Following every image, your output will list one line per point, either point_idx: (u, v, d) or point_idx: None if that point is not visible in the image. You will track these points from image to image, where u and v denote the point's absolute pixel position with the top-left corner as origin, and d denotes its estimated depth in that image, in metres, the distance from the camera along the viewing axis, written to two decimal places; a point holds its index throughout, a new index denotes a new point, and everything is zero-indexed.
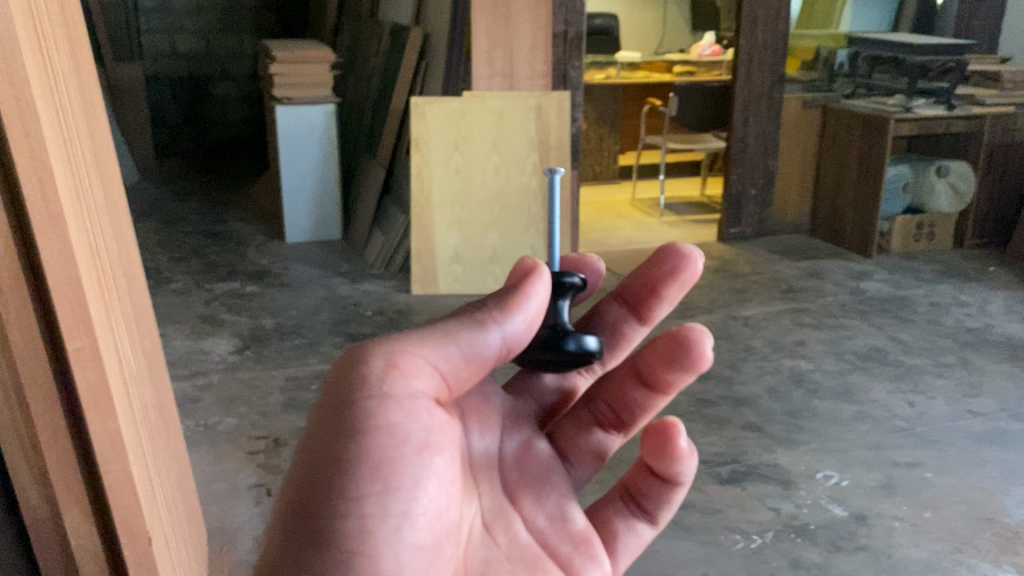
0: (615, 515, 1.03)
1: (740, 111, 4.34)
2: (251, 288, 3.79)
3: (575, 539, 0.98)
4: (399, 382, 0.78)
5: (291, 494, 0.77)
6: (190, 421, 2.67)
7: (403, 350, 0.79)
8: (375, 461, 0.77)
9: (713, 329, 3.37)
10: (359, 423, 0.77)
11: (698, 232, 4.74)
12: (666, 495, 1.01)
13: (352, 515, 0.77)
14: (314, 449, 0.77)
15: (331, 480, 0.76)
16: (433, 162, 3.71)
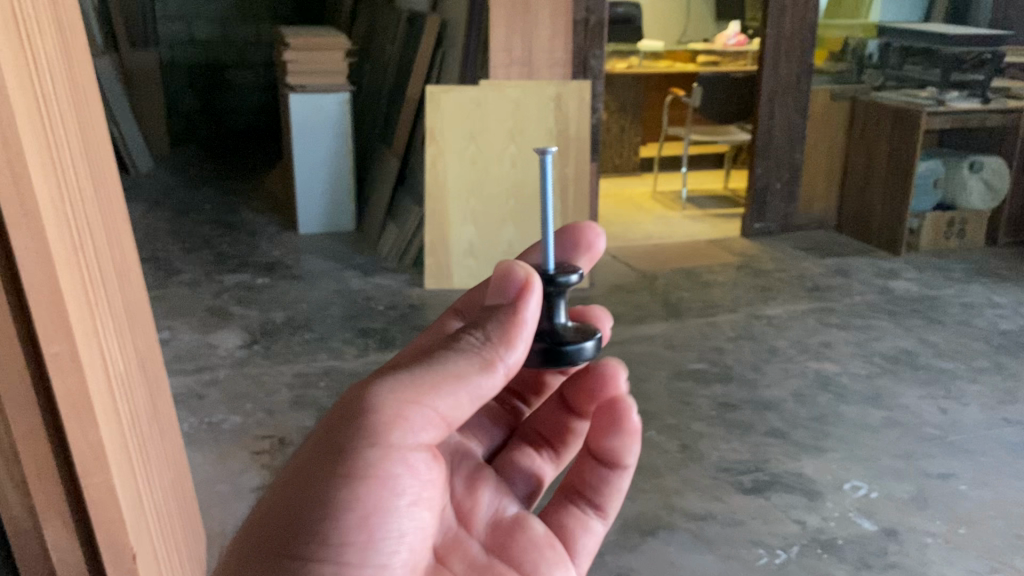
0: (566, 514, 1.04)
1: (767, 103, 4.21)
2: (261, 280, 3.71)
3: (540, 545, 0.96)
4: (402, 430, 0.78)
5: (280, 525, 0.78)
6: (195, 418, 2.60)
7: (409, 400, 0.77)
8: (364, 509, 0.78)
9: (736, 328, 3.25)
10: (357, 468, 0.77)
11: (720, 226, 4.61)
12: (612, 483, 1.05)
13: (337, 555, 0.78)
14: (309, 487, 0.78)
15: (323, 521, 0.77)
16: (449, 153, 3.62)
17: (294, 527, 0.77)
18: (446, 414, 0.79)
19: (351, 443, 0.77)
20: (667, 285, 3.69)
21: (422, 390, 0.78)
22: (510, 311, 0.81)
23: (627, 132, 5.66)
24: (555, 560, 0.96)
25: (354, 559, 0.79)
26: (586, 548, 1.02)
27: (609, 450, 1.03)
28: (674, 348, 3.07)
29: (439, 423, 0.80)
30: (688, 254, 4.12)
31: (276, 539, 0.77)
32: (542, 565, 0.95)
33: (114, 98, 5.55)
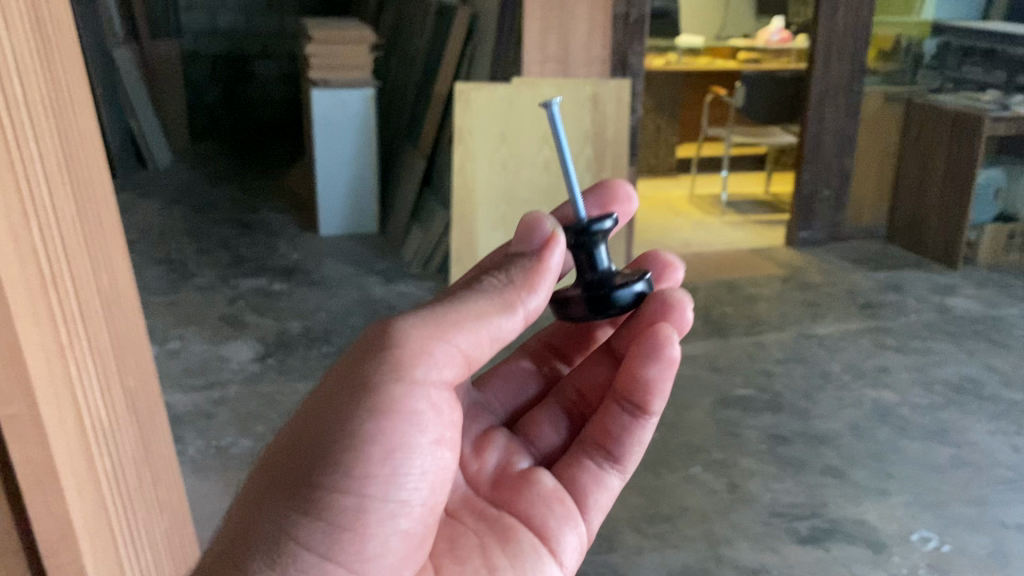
0: (582, 470, 1.12)
1: (815, 105, 3.96)
2: (279, 286, 3.53)
3: (548, 499, 1.06)
4: (429, 365, 0.86)
5: (300, 459, 0.83)
6: (202, 441, 2.41)
7: (437, 338, 0.86)
8: (389, 443, 0.86)
9: (784, 349, 3.03)
10: (385, 400, 0.85)
11: (763, 234, 4.38)
12: (635, 430, 1.11)
13: (356, 490, 0.84)
14: (333, 420, 0.84)
15: (347, 453, 0.84)
16: (478, 155, 3.40)
17: (319, 460, 0.83)
18: (467, 352, 0.88)
19: (380, 378, 0.85)
20: (709, 298, 3.48)
21: (449, 330, 0.86)
22: (533, 262, 0.92)
23: (663, 132, 5.43)
24: (562, 517, 1.06)
25: (375, 492, 0.86)
26: (599, 503, 1.10)
27: (634, 391, 1.08)
28: (718, 371, 2.85)
29: (460, 363, 0.88)
30: (731, 264, 3.89)
31: (295, 471, 0.83)
32: (550, 522, 1.05)
33: (134, 90, 5.39)
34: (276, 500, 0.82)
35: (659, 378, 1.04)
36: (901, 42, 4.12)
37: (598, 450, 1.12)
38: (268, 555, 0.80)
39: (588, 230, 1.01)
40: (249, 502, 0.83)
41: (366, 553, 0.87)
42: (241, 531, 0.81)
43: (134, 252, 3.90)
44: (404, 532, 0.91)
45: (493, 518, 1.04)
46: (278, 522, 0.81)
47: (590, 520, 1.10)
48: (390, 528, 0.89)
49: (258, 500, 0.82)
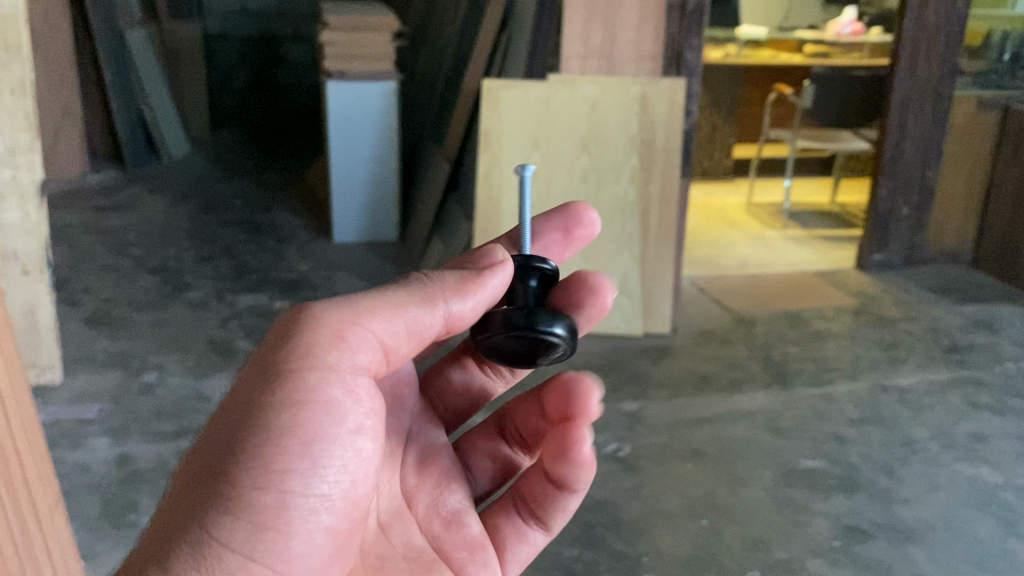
0: (506, 519, 1.14)
1: (898, 112, 3.45)
2: (280, 304, 3.14)
3: (471, 545, 1.09)
4: (344, 356, 0.86)
5: (215, 454, 0.83)
6: (158, 507, 2.02)
7: (350, 326, 0.86)
8: (304, 435, 0.85)
9: (858, 406, 2.56)
10: (298, 391, 0.84)
11: (830, 254, 3.88)
12: (559, 502, 1.12)
13: (273, 487, 0.84)
14: (245, 415, 0.84)
15: (261, 446, 0.83)
16: (507, 163, 2.99)
17: (232, 452, 0.83)
18: (385, 340, 0.88)
19: (293, 365, 0.84)
20: (768, 335, 3.01)
21: (364, 319, 0.86)
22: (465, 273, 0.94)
23: (719, 131, 4.93)
24: (481, 563, 1.09)
25: (295, 487, 0.85)
26: (517, 557, 1.13)
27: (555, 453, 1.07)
28: (779, 434, 2.39)
29: (374, 353, 0.88)
30: (793, 291, 3.41)
31: (212, 467, 0.83)
32: (468, 565, 1.08)
33: (149, 74, 5.03)
34: (196, 498, 0.82)
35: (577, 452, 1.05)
36: (993, 37, 3.56)
37: (526, 506, 1.14)
38: (190, 554, 0.80)
39: (532, 264, 1.01)
40: (169, 502, 0.84)
41: (290, 551, 0.86)
42: (159, 533, 0.82)
43: (128, 258, 3.54)
44: (326, 527, 0.89)
45: (426, 560, 1.05)
46: (203, 516, 0.81)
47: (506, 569, 1.12)
48: (312, 522, 0.88)
49: (179, 498, 0.83)
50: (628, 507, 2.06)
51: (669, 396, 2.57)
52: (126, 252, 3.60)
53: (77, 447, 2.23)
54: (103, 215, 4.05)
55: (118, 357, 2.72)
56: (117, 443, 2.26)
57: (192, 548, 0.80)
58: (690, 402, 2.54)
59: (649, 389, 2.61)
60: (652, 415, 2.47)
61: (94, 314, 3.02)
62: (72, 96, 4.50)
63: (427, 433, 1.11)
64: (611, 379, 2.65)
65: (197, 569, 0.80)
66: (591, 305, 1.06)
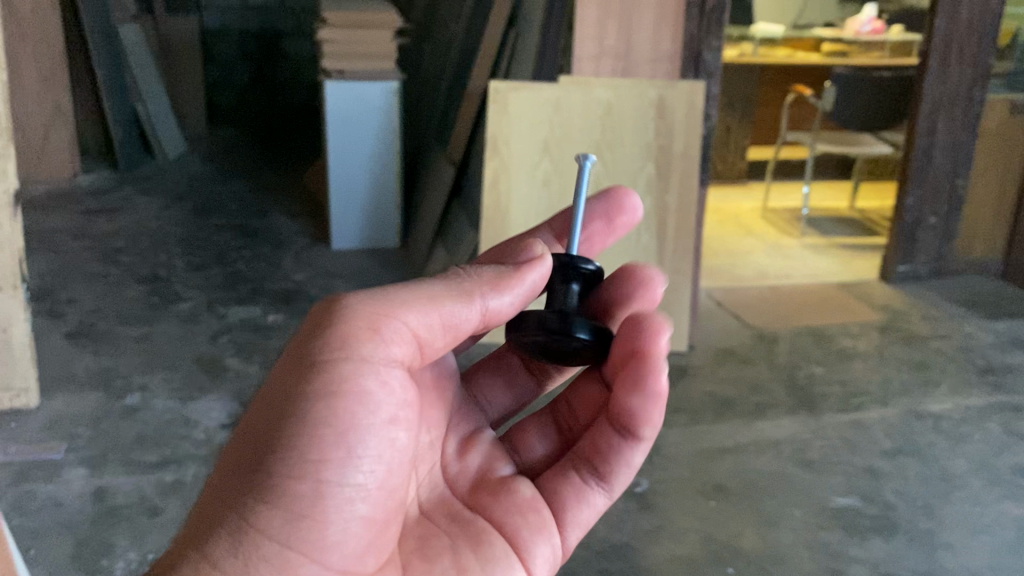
0: (566, 484, 1.09)
1: (926, 118, 3.27)
2: (274, 318, 2.97)
3: (524, 508, 1.05)
4: (377, 348, 0.89)
5: (255, 444, 0.87)
6: (135, 549, 1.86)
7: (381, 319, 0.89)
8: (339, 424, 0.87)
9: (891, 434, 2.39)
10: (332, 383, 0.87)
11: (852, 265, 3.70)
12: (623, 452, 1.07)
13: (310, 476, 0.86)
14: (281, 406, 0.87)
15: (298, 437, 0.86)
16: (516, 170, 2.80)
17: (269, 442, 0.86)
18: (417, 331, 0.90)
19: (327, 358, 0.87)
20: (791, 354, 2.84)
21: (395, 312, 0.89)
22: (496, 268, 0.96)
23: (733, 133, 4.75)
24: (536, 527, 1.05)
25: (331, 476, 0.87)
26: (579, 518, 1.08)
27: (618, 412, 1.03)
28: (809, 467, 2.22)
29: (407, 345, 0.90)
30: (816, 305, 3.24)
31: (253, 458, 0.87)
32: (521, 530, 1.04)
33: (143, 71, 4.85)
34: (237, 487, 0.86)
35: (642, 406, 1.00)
36: None
37: (585, 463, 1.09)
38: (232, 538, 0.85)
39: (574, 265, 1.03)
40: (214, 493, 0.88)
41: (329, 538, 0.88)
42: (205, 520, 0.87)
43: (116, 266, 3.37)
44: (365, 517, 0.91)
45: (473, 534, 1.03)
46: (247, 504, 0.85)
47: (566, 536, 1.07)
48: (350, 511, 0.89)
49: (222, 488, 0.88)
50: (647, 552, 1.89)
51: (689, 422, 2.40)
52: (114, 259, 3.43)
53: (51, 479, 2.06)
54: (92, 218, 3.88)
55: (100, 375, 2.55)
56: (94, 474, 2.09)
57: (234, 532, 0.85)
58: (711, 429, 2.37)
59: (667, 414, 2.44)
60: (672, 443, 2.30)
61: (77, 327, 2.85)
62: (62, 93, 4.33)
63: (468, 421, 1.12)
64: None
65: (237, 553, 0.84)
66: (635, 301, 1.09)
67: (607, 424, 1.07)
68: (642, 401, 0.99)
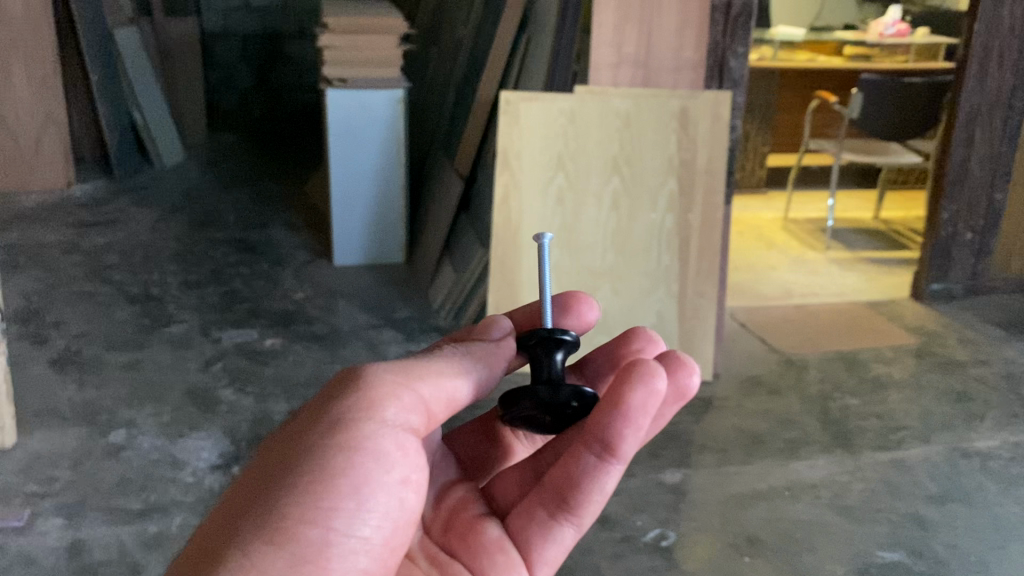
0: (536, 521, 1.03)
1: (963, 128, 3.09)
2: (271, 342, 2.79)
3: (490, 549, 1.03)
4: (397, 407, 0.90)
5: (266, 490, 0.85)
6: None
7: (399, 383, 0.90)
8: (355, 476, 0.87)
9: (936, 474, 2.21)
10: (352, 435, 0.87)
11: (882, 281, 3.52)
12: (597, 477, 0.97)
13: (319, 525, 0.84)
14: (299, 456, 0.87)
15: (313, 485, 0.85)
16: (528, 186, 2.62)
17: (280, 487, 0.85)
18: (432, 400, 0.92)
19: (347, 411, 0.88)
20: (822, 384, 2.66)
21: (410, 378, 0.91)
22: (485, 343, 1.00)
23: (753, 140, 4.57)
24: (503, 568, 1.02)
25: (339, 526, 0.86)
26: (547, 556, 1.03)
27: (593, 433, 0.94)
28: (850, 516, 2.03)
29: (421, 412, 0.92)
30: (846, 326, 3.05)
31: (263, 503, 0.84)
32: (491, 572, 1.02)
33: (140, 75, 4.68)
34: (239, 526, 0.83)
35: (642, 407, 0.91)
36: None
37: (552, 496, 1.02)
38: None
39: (554, 335, 0.99)
40: (210, 532, 0.85)
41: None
42: (195, 564, 0.82)
43: (107, 284, 3.20)
44: (363, 571, 0.88)
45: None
46: (252, 546, 0.82)
47: (535, 573, 1.03)
48: (350, 568, 0.87)
49: (221, 526, 0.84)
50: None
51: (717, 463, 2.23)
52: (106, 276, 3.26)
53: (24, 532, 1.89)
54: (85, 232, 3.72)
55: (84, 409, 2.38)
56: (72, 526, 1.91)
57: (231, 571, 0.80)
58: (742, 472, 2.19)
59: (692, 454, 2.26)
60: (699, 488, 2.12)
61: (61, 353, 2.67)
62: (55, 99, 4.15)
63: (443, 471, 1.11)
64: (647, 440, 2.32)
65: None
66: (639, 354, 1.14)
67: (581, 447, 0.97)
68: (646, 393, 0.90)
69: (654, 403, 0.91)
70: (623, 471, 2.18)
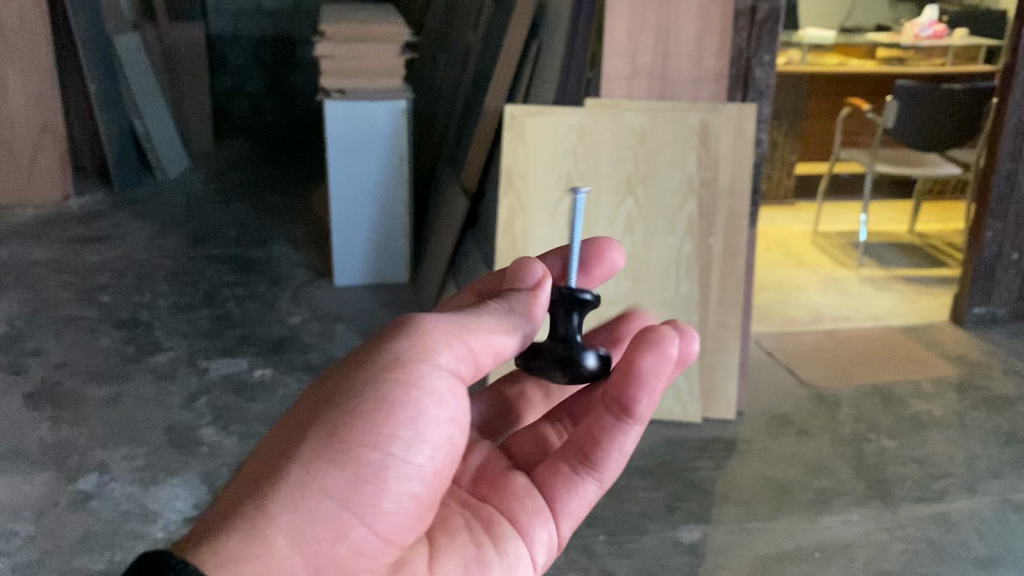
0: (558, 473, 0.99)
1: (1009, 139, 2.84)
2: (260, 374, 2.61)
3: (518, 494, 0.98)
4: (448, 352, 0.84)
5: (326, 419, 0.81)
6: None
7: (454, 331, 0.85)
8: (411, 412, 0.82)
9: (985, 533, 1.98)
10: (408, 374, 0.83)
11: (918, 303, 3.28)
12: (616, 439, 0.96)
13: (376, 450, 0.81)
14: (358, 389, 0.82)
15: (369, 418, 0.81)
16: (535, 207, 2.41)
17: (340, 415, 0.82)
18: (482, 346, 0.85)
19: (405, 354, 0.83)
20: (856, 424, 2.43)
21: (466, 328, 0.85)
22: (526, 297, 0.89)
23: (780, 149, 4.33)
24: (533, 511, 0.97)
25: (396, 453, 0.82)
26: (571, 507, 0.98)
27: (610, 391, 0.95)
28: None
29: (474, 360, 0.86)
30: (880, 356, 2.82)
31: (323, 430, 0.81)
32: (520, 515, 0.97)
33: (142, 85, 4.52)
34: (302, 444, 0.80)
35: (653, 370, 0.91)
36: None
37: (573, 452, 0.99)
38: (289, 495, 0.77)
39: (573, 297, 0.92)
40: (270, 446, 0.82)
41: (381, 511, 0.82)
42: (254, 476, 0.79)
43: (95, 307, 3.04)
44: (414, 498, 0.84)
45: (484, 517, 0.96)
46: (306, 465, 0.79)
47: (561, 524, 0.99)
48: (401, 499, 0.83)
49: (279, 442, 0.82)
50: None
51: (740, 518, 2.02)
52: (95, 298, 3.10)
53: None
54: (77, 249, 3.56)
55: (53, 451, 2.21)
56: None
57: (293, 484, 0.78)
58: (767, 529, 1.99)
59: (712, 507, 2.06)
60: (719, 549, 1.92)
61: (37, 387, 2.51)
62: (52, 110, 4.00)
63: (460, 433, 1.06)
64: (663, 491, 2.11)
65: (294, 506, 0.77)
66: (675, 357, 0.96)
67: (600, 406, 0.96)
68: (656, 357, 0.90)
69: (665, 365, 0.91)
70: (636, 528, 1.98)
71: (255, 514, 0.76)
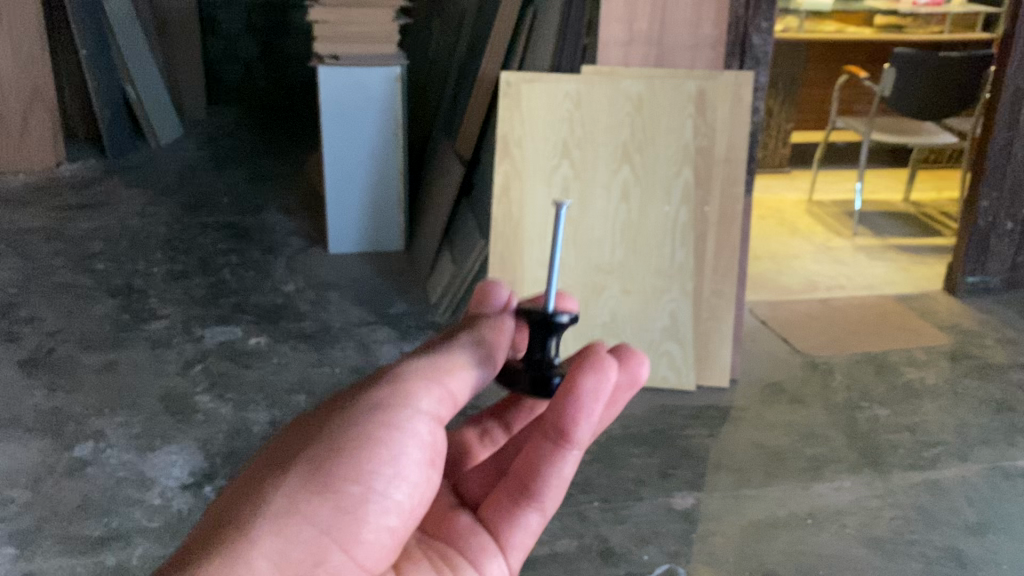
0: (503, 508, 0.92)
1: (1006, 108, 2.83)
2: (256, 342, 2.61)
3: (464, 533, 0.92)
4: (431, 388, 0.82)
5: (303, 451, 0.78)
6: None
7: (428, 370, 0.82)
8: (394, 448, 0.80)
9: (975, 500, 2.01)
10: (387, 412, 0.81)
11: (912, 272, 3.29)
12: (554, 465, 0.86)
13: (357, 484, 0.78)
14: (335, 424, 0.80)
15: (351, 451, 0.79)
16: (531, 175, 2.40)
17: (319, 448, 0.78)
18: (458, 390, 0.83)
19: (383, 397, 0.81)
20: (849, 391, 2.45)
21: (439, 367, 0.83)
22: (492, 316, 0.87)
23: (776, 116, 4.32)
24: (479, 547, 0.91)
25: (378, 486, 0.79)
26: (516, 540, 0.91)
27: (548, 423, 0.82)
28: (880, 550, 1.84)
29: (452, 402, 0.84)
30: (873, 325, 2.83)
31: (304, 461, 0.77)
32: (468, 553, 0.91)
33: (134, 50, 4.46)
34: (285, 472, 0.76)
35: (593, 394, 0.78)
36: None
37: (514, 483, 0.90)
38: (268, 523, 0.73)
39: (550, 320, 0.82)
40: (245, 478, 0.78)
41: (360, 541, 0.79)
42: (228, 506, 0.75)
43: (89, 274, 3.03)
44: (392, 532, 0.82)
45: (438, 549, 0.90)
46: (285, 496, 0.75)
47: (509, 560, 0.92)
48: (377, 534, 0.80)
49: (258, 470, 0.78)
50: None
51: (732, 485, 2.04)
52: (89, 266, 3.09)
53: None
54: (71, 216, 3.54)
55: (49, 418, 2.21)
56: (24, 557, 1.75)
57: (274, 513, 0.74)
58: (760, 495, 2.01)
59: (706, 473, 2.08)
60: (712, 516, 1.94)
61: (32, 354, 2.50)
62: (42, 76, 3.96)
63: None
64: (657, 458, 2.13)
65: (275, 536, 0.73)
66: (622, 387, 0.85)
67: (538, 434, 0.85)
68: (596, 379, 0.77)
69: (604, 390, 0.78)
70: (629, 494, 1.99)
71: (237, 542, 0.71)
